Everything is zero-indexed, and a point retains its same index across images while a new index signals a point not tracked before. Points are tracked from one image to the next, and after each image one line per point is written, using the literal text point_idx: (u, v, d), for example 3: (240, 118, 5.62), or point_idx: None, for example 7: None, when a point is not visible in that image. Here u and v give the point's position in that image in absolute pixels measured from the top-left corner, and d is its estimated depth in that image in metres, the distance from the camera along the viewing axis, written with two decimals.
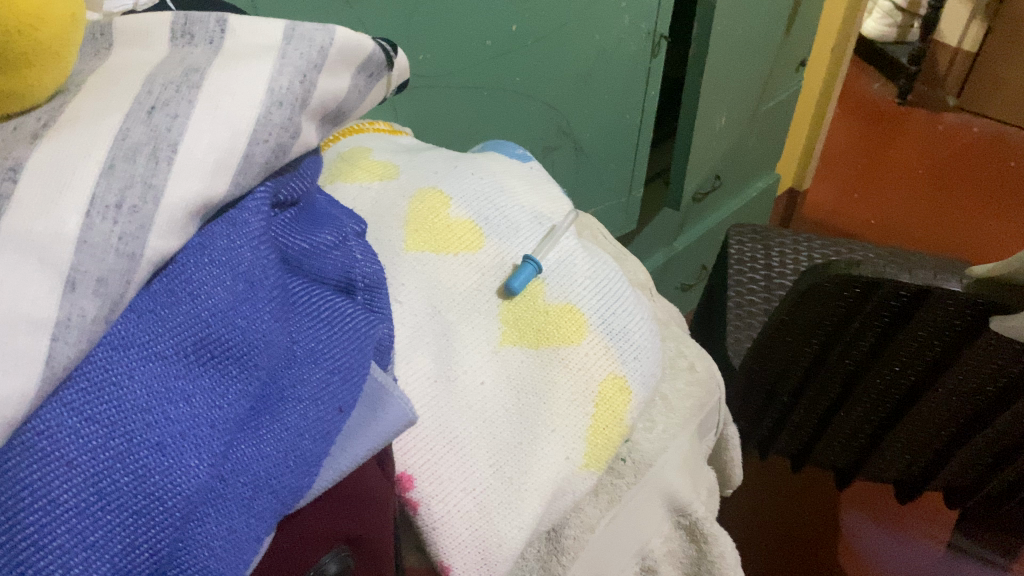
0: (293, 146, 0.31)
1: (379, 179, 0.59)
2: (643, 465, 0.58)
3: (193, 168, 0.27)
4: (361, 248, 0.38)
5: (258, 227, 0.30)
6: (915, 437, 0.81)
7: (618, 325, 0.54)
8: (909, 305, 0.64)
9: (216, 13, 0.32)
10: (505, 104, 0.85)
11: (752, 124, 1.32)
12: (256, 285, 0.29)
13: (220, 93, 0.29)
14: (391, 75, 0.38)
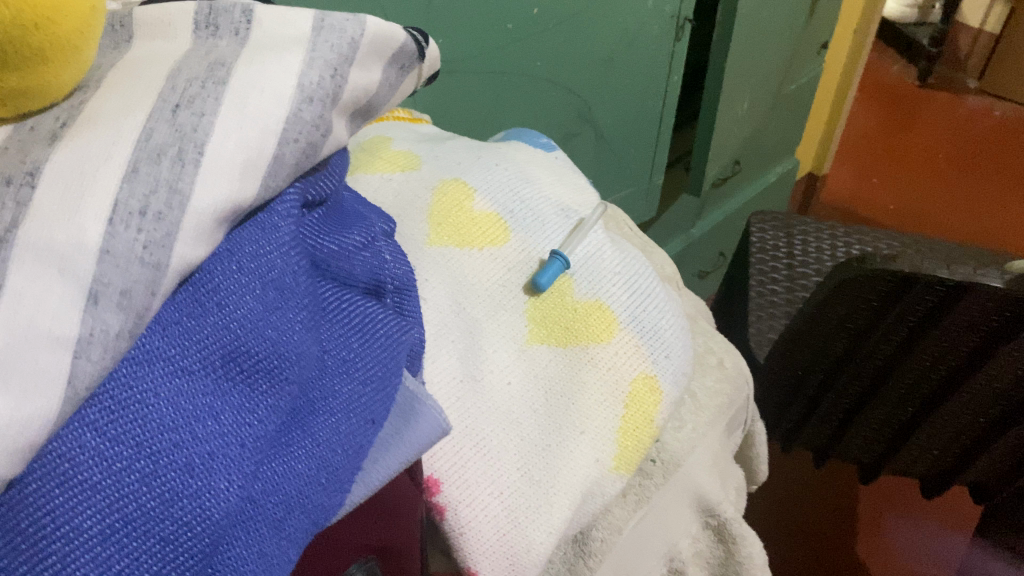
0: (324, 145, 0.29)
1: (401, 170, 0.57)
2: (672, 466, 0.56)
3: (222, 170, 0.25)
4: (390, 249, 0.36)
5: (288, 234, 0.28)
6: (944, 431, 0.79)
7: (648, 324, 0.53)
8: (945, 302, 0.61)
9: (241, 3, 0.30)
10: (527, 91, 0.84)
11: (774, 108, 1.29)
12: (288, 293, 0.28)
13: (248, 90, 0.27)
14: (422, 67, 0.36)
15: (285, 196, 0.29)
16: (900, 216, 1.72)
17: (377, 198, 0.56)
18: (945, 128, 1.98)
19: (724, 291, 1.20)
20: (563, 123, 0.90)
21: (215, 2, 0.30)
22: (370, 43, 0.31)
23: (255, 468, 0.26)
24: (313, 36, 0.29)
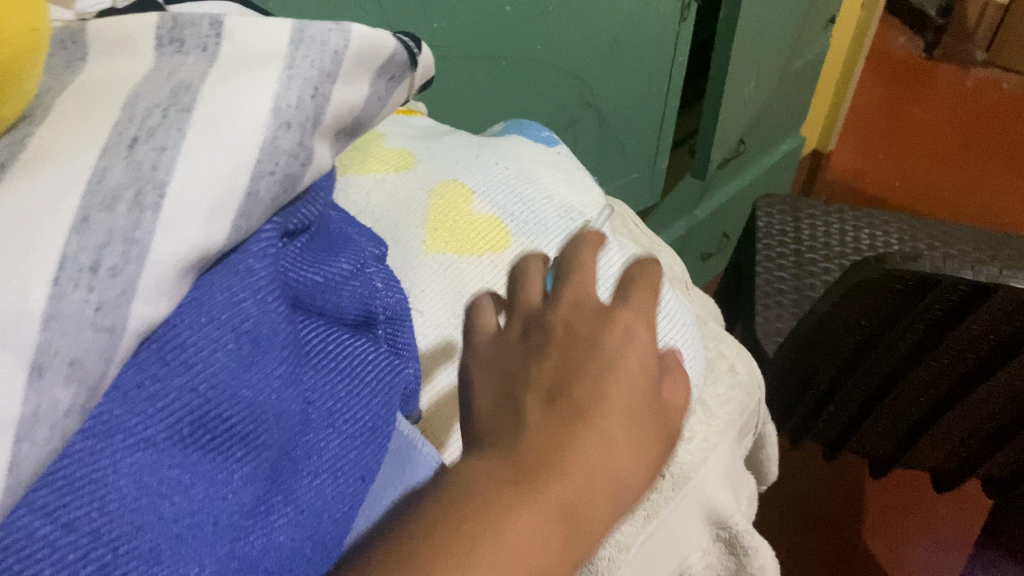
0: (304, 175, 0.26)
1: (395, 169, 0.54)
2: (682, 479, 0.54)
3: (190, 213, 0.23)
4: (381, 274, 0.34)
5: (264, 278, 0.26)
6: (960, 429, 0.77)
7: (658, 336, 0.50)
8: (967, 303, 0.58)
9: (210, 14, 0.27)
10: (526, 76, 0.80)
11: (781, 86, 1.25)
12: (264, 344, 0.26)
13: (218, 117, 0.24)
14: (414, 76, 0.33)
15: (262, 233, 0.27)
16: (906, 194, 1.67)
17: (370, 200, 0.52)
18: (953, 101, 1.92)
19: (731, 275, 1.16)
20: (565, 109, 0.87)
21: (180, 15, 0.27)
22: (357, 54, 0.28)
23: (229, 547, 0.24)
24: (290, 51, 0.27)
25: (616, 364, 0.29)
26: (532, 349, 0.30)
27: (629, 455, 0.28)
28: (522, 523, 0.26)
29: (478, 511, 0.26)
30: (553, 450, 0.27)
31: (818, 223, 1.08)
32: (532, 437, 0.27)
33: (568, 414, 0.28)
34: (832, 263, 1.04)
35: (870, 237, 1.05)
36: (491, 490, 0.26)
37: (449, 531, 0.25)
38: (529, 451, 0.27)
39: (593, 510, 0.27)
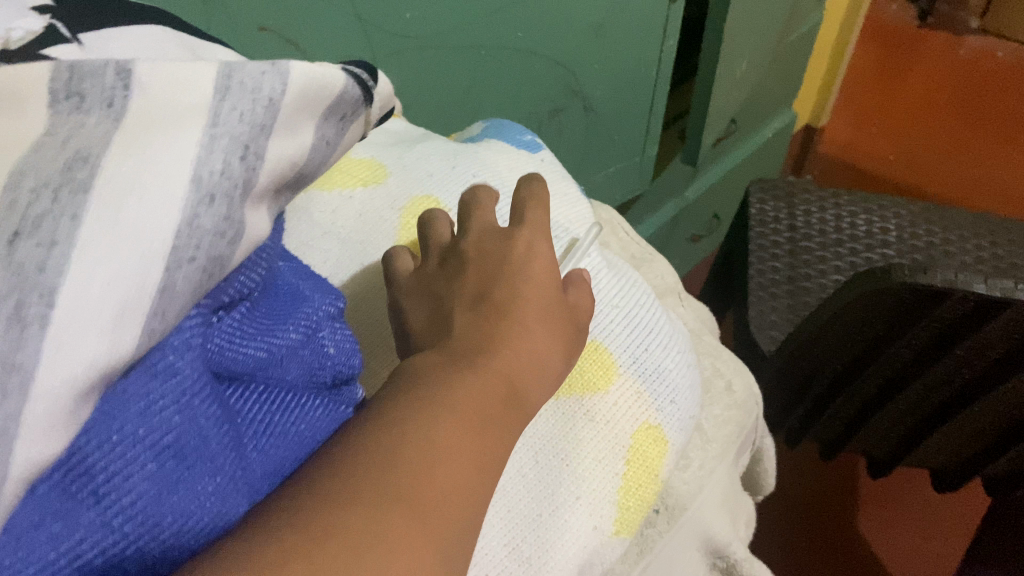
0: (233, 254, 0.24)
1: (363, 185, 0.49)
2: (677, 510, 0.50)
3: (87, 328, 0.20)
4: (334, 335, 0.30)
5: (189, 377, 0.24)
6: (956, 437, 0.73)
7: (651, 366, 0.47)
8: (973, 316, 0.55)
9: (115, 59, 0.23)
10: (500, 64, 0.72)
11: (783, 63, 1.17)
12: (189, 454, 0.24)
13: (123, 197, 0.21)
14: (371, 110, 0.29)
15: (187, 319, 0.24)
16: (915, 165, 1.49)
17: (336, 220, 0.47)
18: (979, 67, 1.70)
19: (722, 262, 1.07)
20: (547, 99, 0.80)
21: (79, 63, 0.23)
22: (296, 100, 0.25)
23: None
24: (216, 103, 0.23)
25: (527, 266, 0.37)
26: (453, 272, 0.38)
27: (545, 343, 0.35)
28: (478, 388, 0.30)
29: (441, 384, 0.30)
30: (490, 331, 0.34)
31: (812, 209, 1.00)
32: (468, 327, 0.34)
33: (496, 308, 0.35)
34: (830, 254, 0.96)
35: (868, 225, 0.97)
36: (450, 369, 0.31)
37: (425, 394, 0.29)
38: (470, 332, 0.33)
39: (527, 386, 0.33)
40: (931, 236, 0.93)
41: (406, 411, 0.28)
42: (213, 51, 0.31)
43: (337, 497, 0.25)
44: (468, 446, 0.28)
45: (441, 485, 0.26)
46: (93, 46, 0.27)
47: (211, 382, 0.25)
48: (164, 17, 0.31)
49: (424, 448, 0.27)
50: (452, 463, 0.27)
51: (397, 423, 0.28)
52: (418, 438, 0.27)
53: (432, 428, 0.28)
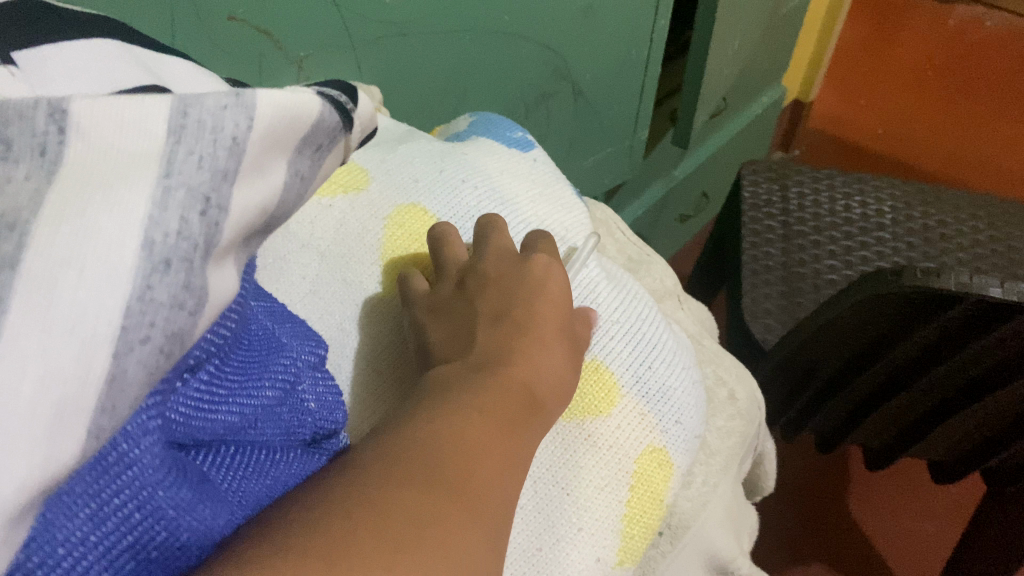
0: (195, 324, 0.21)
1: (342, 191, 0.45)
2: (681, 529, 0.47)
3: (17, 436, 0.17)
4: (314, 388, 0.30)
5: (149, 466, 0.22)
6: (947, 439, 0.71)
7: (654, 385, 0.44)
8: (982, 321, 0.52)
9: (49, 97, 0.20)
10: (489, 50, 0.63)
11: (779, 37, 1.10)
12: (150, 552, 0.22)
13: (61, 271, 0.18)
14: (351, 135, 0.27)
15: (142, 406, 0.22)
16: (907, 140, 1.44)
17: (314, 231, 0.43)
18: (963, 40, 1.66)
19: (713, 246, 0.99)
20: (538, 83, 0.71)
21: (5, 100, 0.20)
22: (264, 136, 0.23)
23: None
24: (170, 148, 0.21)
25: (543, 289, 0.38)
26: (472, 291, 0.39)
27: (565, 362, 0.36)
28: (505, 394, 0.31)
29: (472, 387, 0.31)
30: (512, 342, 0.35)
31: (807, 191, 0.86)
32: (492, 337, 0.35)
33: (516, 322, 0.36)
34: (829, 239, 0.81)
35: (863, 206, 0.84)
36: (478, 373, 0.32)
37: (456, 397, 0.30)
38: (493, 343, 0.35)
39: (547, 396, 0.34)
40: (934, 219, 0.81)
41: (442, 412, 0.29)
42: (168, 64, 0.28)
43: (375, 486, 0.25)
44: (499, 440, 0.29)
45: (481, 472, 0.27)
46: (30, 68, 0.24)
47: (176, 460, 0.23)
48: (110, 30, 0.27)
49: (465, 442, 0.28)
50: (489, 457, 0.28)
51: (437, 421, 0.29)
52: (462, 433, 0.28)
53: (471, 427, 0.29)
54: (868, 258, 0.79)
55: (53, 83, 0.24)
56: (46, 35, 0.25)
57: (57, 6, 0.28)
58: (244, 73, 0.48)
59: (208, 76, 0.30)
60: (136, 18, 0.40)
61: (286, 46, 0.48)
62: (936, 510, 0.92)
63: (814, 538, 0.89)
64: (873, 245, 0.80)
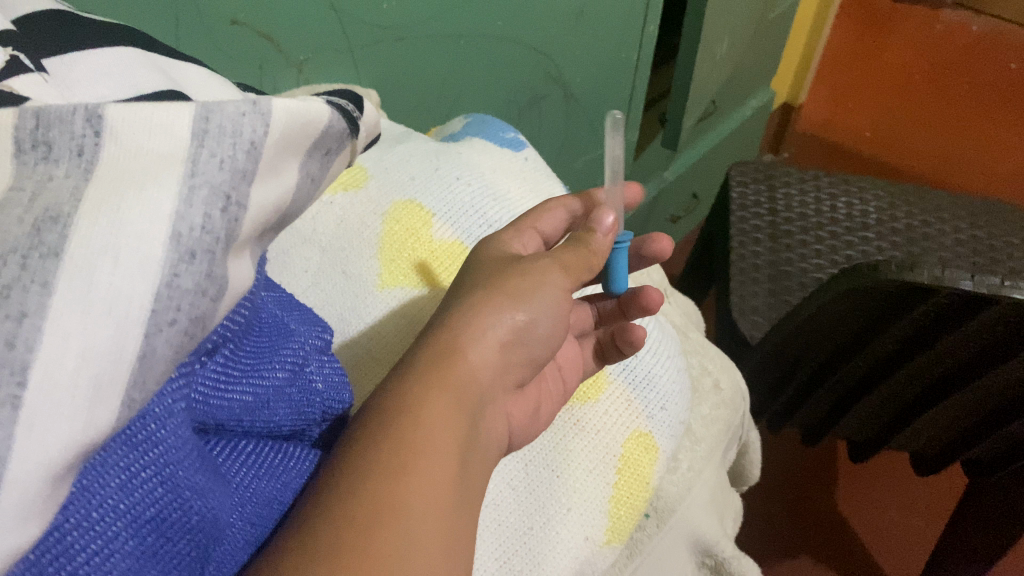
0: (216, 309, 0.23)
1: (343, 189, 0.46)
2: (667, 513, 0.48)
3: (59, 409, 0.19)
4: (321, 370, 0.32)
5: (173, 445, 0.23)
6: (918, 436, 0.72)
7: (641, 373, 0.47)
8: (953, 315, 0.53)
9: (83, 106, 0.22)
10: (482, 53, 0.65)
11: (768, 40, 1.12)
12: (167, 526, 0.23)
13: (99, 259, 0.20)
14: (356, 140, 0.30)
15: (171, 380, 0.24)
16: (894, 142, 1.47)
17: (316, 227, 0.45)
18: (949, 45, 1.68)
19: (702, 245, 1.01)
20: (531, 86, 0.73)
21: (43, 109, 0.22)
22: (280, 139, 0.25)
23: None
24: (194, 150, 0.23)
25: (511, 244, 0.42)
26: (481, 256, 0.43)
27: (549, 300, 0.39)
28: (448, 411, 0.32)
29: (413, 405, 0.31)
30: (446, 354, 0.34)
31: (795, 192, 0.88)
32: (430, 348, 0.34)
33: (452, 334, 0.35)
34: (815, 239, 0.83)
35: (848, 207, 0.86)
36: (419, 388, 0.32)
37: (399, 419, 0.30)
38: (431, 356, 0.34)
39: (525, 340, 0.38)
40: (917, 219, 0.83)
41: (388, 435, 0.30)
42: (182, 68, 0.30)
43: (366, 467, 0.28)
44: (446, 461, 0.30)
45: (429, 502, 0.28)
46: (60, 75, 0.26)
47: (194, 441, 0.25)
48: (129, 38, 0.30)
49: (409, 471, 0.28)
50: (436, 483, 0.29)
51: (381, 447, 0.29)
52: (404, 462, 0.29)
53: (417, 451, 0.29)
54: (852, 256, 0.81)
55: (80, 86, 0.26)
56: (73, 46, 0.27)
57: (79, 18, 0.30)
58: (247, 75, 0.50)
59: (218, 82, 0.32)
60: (145, 23, 0.42)
61: (287, 48, 0.50)
62: (918, 501, 0.94)
63: (801, 529, 0.91)
64: (858, 244, 0.82)
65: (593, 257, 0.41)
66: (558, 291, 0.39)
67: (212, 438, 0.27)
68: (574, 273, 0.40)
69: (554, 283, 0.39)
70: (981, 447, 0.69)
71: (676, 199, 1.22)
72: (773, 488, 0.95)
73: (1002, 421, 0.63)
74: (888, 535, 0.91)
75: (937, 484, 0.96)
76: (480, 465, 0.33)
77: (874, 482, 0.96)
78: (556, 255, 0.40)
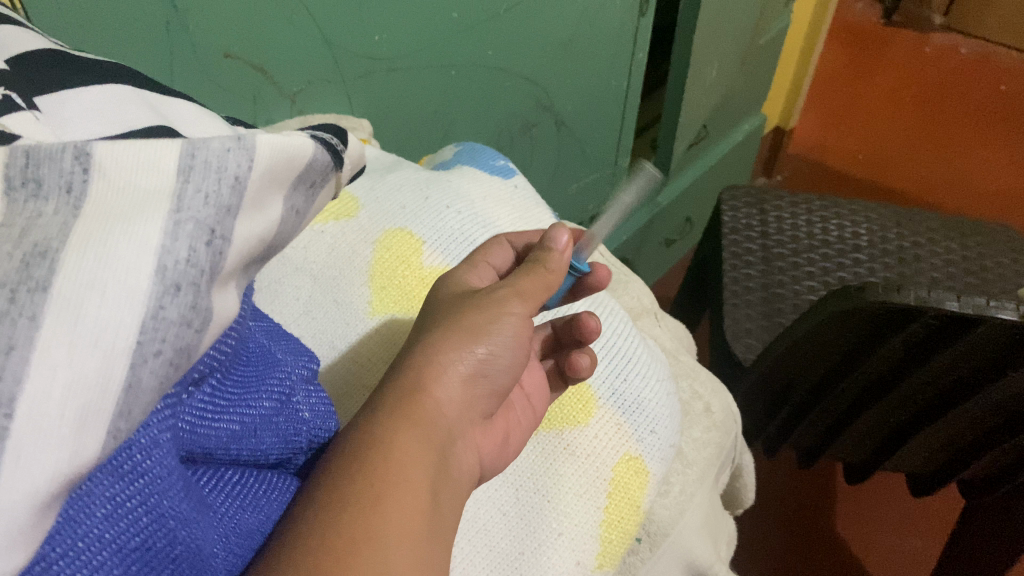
0: (201, 340, 0.24)
1: (334, 219, 0.47)
2: (659, 537, 0.48)
3: (45, 438, 0.20)
4: (308, 399, 0.32)
5: (158, 475, 0.24)
6: (911, 460, 0.72)
7: (629, 396, 0.47)
8: (939, 337, 0.53)
9: (72, 143, 0.23)
10: (473, 83, 0.66)
11: (757, 66, 1.13)
12: (151, 555, 0.23)
13: (86, 293, 0.21)
14: (341, 173, 0.31)
15: (156, 410, 0.24)
16: (886, 165, 1.48)
17: (308, 255, 0.45)
18: (940, 68, 1.69)
19: (696, 269, 1.01)
20: (522, 114, 0.74)
21: (34, 147, 0.23)
22: (264, 175, 0.26)
23: None
24: (179, 186, 0.23)
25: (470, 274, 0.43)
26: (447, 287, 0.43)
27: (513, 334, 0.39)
28: (418, 446, 0.32)
29: (384, 440, 0.31)
30: (412, 392, 0.34)
31: (785, 216, 0.89)
32: (394, 387, 0.34)
33: (416, 372, 0.35)
34: (807, 261, 0.84)
35: (840, 229, 0.86)
36: (386, 427, 0.32)
37: (368, 453, 0.30)
38: (398, 394, 0.34)
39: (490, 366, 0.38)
40: (908, 241, 0.83)
41: (361, 468, 0.30)
42: (173, 104, 0.31)
43: (346, 496, 0.29)
44: (418, 493, 0.30)
45: (402, 530, 0.28)
46: (50, 113, 0.27)
47: (180, 469, 0.25)
48: (120, 74, 0.30)
49: (382, 500, 0.29)
50: (408, 514, 0.29)
51: (353, 477, 0.29)
52: (378, 494, 0.29)
53: (388, 483, 0.29)
54: (844, 279, 0.81)
55: (70, 124, 0.26)
56: (64, 85, 0.28)
57: (70, 57, 0.30)
58: (240, 107, 0.50)
59: (209, 117, 0.32)
60: (139, 57, 0.43)
61: (279, 81, 0.51)
62: (916, 523, 0.93)
63: (799, 552, 0.91)
64: (850, 266, 0.82)
65: (550, 279, 0.41)
66: (513, 322, 0.39)
67: (200, 468, 0.28)
68: (533, 299, 0.40)
69: (513, 314, 0.39)
70: (974, 468, 0.69)
71: (670, 223, 1.23)
72: (770, 513, 0.95)
73: (992, 441, 0.63)
74: (887, 559, 0.90)
75: (934, 505, 0.96)
76: (453, 498, 0.32)
77: (871, 505, 0.96)
78: (513, 284, 0.40)
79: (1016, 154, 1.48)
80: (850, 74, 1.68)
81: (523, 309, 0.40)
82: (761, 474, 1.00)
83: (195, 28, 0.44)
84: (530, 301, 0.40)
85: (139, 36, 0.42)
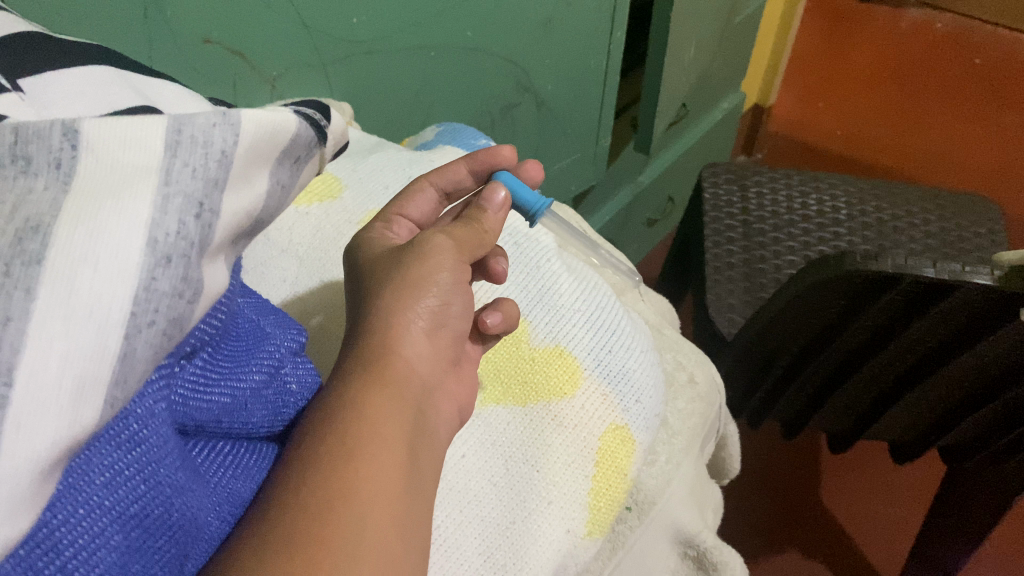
0: (193, 310, 0.24)
1: (318, 200, 0.47)
2: (647, 505, 0.49)
3: (45, 407, 0.20)
4: (296, 371, 0.33)
5: (154, 444, 0.24)
6: (891, 429, 0.73)
7: (615, 366, 0.47)
8: (917, 301, 0.53)
9: (60, 121, 0.23)
10: (453, 64, 0.66)
11: (736, 43, 1.13)
12: (150, 521, 0.24)
13: (78, 265, 0.21)
14: (324, 148, 0.32)
15: (149, 382, 0.25)
16: (864, 140, 1.49)
17: (292, 237, 0.46)
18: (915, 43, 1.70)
19: (678, 245, 1.02)
20: (501, 95, 0.74)
21: (22, 124, 0.23)
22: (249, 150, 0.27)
23: None
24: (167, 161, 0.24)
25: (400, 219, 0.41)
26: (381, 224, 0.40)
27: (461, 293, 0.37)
28: (397, 408, 0.32)
29: (363, 404, 0.31)
30: (384, 353, 0.33)
31: (767, 191, 0.89)
32: (364, 350, 0.33)
33: (380, 333, 0.34)
34: (787, 235, 0.84)
35: (818, 204, 0.87)
36: (363, 386, 0.32)
37: (349, 414, 0.30)
38: (369, 360, 0.33)
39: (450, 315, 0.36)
40: (885, 214, 0.84)
41: (342, 428, 0.30)
42: (155, 87, 0.31)
43: (333, 459, 0.29)
44: (396, 449, 0.30)
45: (382, 485, 0.29)
46: (34, 93, 0.27)
47: (176, 437, 0.26)
48: (99, 56, 0.31)
49: (362, 458, 0.29)
50: (388, 472, 0.29)
51: (334, 439, 0.29)
52: (358, 452, 0.29)
53: (369, 443, 0.30)
54: (823, 251, 0.82)
55: (53, 105, 0.27)
56: (45, 67, 0.28)
57: (49, 40, 0.30)
58: (219, 91, 0.50)
59: (195, 102, 0.33)
60: (119, 43, 0.43)
61: (258, 65, 0.51)
62: (900, 491, 0.95)
63: (787, 522, 0.92)
64: (830, 240, 0.83)
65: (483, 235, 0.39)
66: (453, 271, 0.37)
67: (193, 439, 0.28)
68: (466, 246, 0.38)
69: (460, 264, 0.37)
70: (949, 437, 0.70)
71: (653, 200, 1.23)
72: (760, 486, 0.96)
73: (968, 410, 0.64)
74: (872, 525, 0.92)
75: (918, 471, 0.97)
76: (432, 460, 0.33)
77: (857, 472, 0.97)
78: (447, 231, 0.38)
79: (990, 127, 1.50)
80: (827, 52, 1.68)
81: (460, 257, 0.37)
82: (748, 449, 1.01)
83: (175, 13, 0.44)
84: (468, 246, 0.38)
85: (117, 20, 0.42)
